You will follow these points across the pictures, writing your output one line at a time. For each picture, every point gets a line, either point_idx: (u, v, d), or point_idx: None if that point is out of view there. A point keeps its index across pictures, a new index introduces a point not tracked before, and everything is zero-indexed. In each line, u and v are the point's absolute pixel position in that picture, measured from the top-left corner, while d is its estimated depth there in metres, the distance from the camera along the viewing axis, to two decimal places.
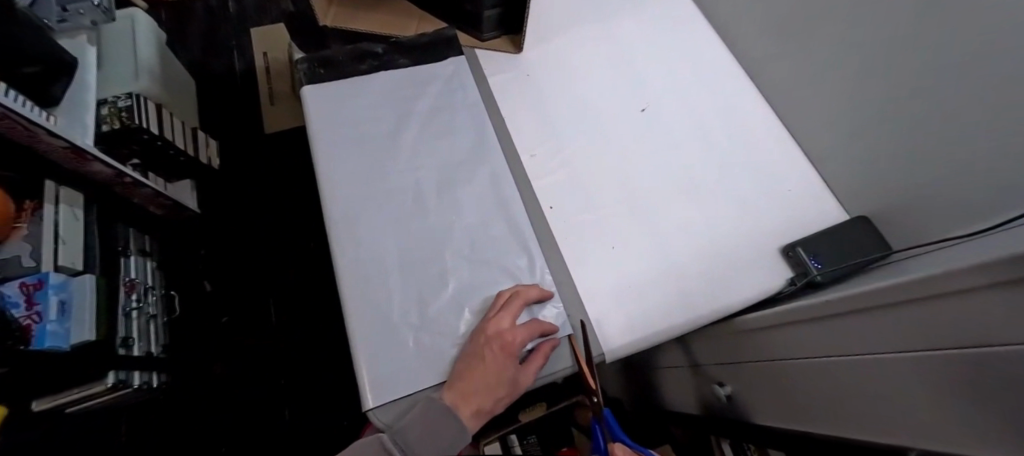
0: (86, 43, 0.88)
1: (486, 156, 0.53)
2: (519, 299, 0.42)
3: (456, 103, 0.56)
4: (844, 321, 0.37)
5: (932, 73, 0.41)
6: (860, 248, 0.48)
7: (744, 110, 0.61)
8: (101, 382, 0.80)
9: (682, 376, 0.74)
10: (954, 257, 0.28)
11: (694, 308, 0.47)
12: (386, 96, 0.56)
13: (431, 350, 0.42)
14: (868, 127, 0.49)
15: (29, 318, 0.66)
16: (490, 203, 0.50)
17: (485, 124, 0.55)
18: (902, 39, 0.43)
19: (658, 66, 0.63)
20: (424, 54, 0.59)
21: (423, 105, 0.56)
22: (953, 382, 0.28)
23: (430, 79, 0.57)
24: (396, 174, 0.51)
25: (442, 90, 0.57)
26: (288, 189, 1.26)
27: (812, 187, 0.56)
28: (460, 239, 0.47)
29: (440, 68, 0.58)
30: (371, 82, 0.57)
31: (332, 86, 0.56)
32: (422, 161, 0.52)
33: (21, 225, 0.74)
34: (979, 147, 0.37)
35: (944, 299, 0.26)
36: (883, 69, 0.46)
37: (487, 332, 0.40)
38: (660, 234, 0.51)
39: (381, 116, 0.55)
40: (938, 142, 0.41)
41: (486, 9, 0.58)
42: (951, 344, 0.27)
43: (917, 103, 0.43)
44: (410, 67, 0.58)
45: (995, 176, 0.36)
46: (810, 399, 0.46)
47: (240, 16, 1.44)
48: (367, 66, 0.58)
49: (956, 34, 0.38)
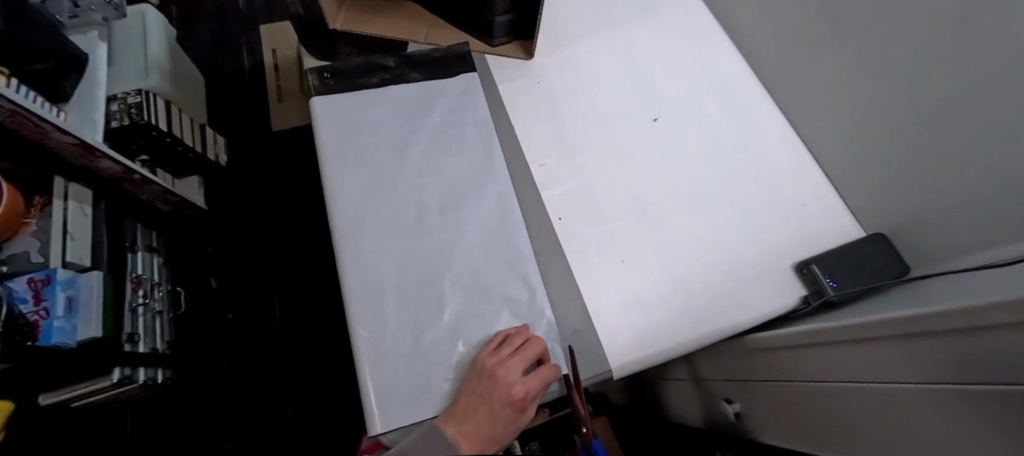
0: (96, 38, 0.88)
1: (496, 168, 0.53)
2: (533, 348, 0.40)
3: (465, 118, 0.56)
4: (868, 348, 0.35)
5: (949, 92, 0.40)
6: (876, 267, 0.47)
7: (758, 121, 0.60)
8: (107, 377, 0.80)
9: (694, 388, 0.74)
10: (978, 289, 0.27)
11: (705, 325, 0.46)
12: (397, 108, 0.56)
13: (434, 363, 0.42)
14: (885, 144, 0.48)
15: (37, 314, 0.67)
16: (501, 220, 0.49)
17: (491, 137, 0.55)
18: (913, 54, 0.43)
19: (671, 75, 0.62)
20: (436, 68, 0.58)
21: (433, 114, 0.55)
22: (996, 418, 0.26)
23: (441, 94, 0.57)
24: (403, 187, 0.51)
25: (452, 104, 0.56)
26: (295, 188, 1.27)
27: (827, 202, 0.55)
28: (469, 255, 0.47)
29: (452, 83, 0.58)
30: (381, 94, 0.56)
31: (344, 97, 0.56)
32: (432, 173, 0.52)
33: (31, 220, 0.74)
34: (985, 170, 0.37)
35: (976, 331, 0.25)
36: (894, 89, 0.45)
37: (499, 380, 0.37)
38: (670, 247, 0.50)
39: (390, 126, 0.54)
40: (954, 162, 0.40)
41: (497, 15, 0.57)
42: (997, 379, 0.25)
43: (929, 124, 0.42)
44: (421, 82, 0.58)
45: (1010, 199, 0.34)
46: (842, 421, 0.45)
47: (250, 12, 1.44)
48: (378, 79, 0.57)
49: (970, 54, 0.37)
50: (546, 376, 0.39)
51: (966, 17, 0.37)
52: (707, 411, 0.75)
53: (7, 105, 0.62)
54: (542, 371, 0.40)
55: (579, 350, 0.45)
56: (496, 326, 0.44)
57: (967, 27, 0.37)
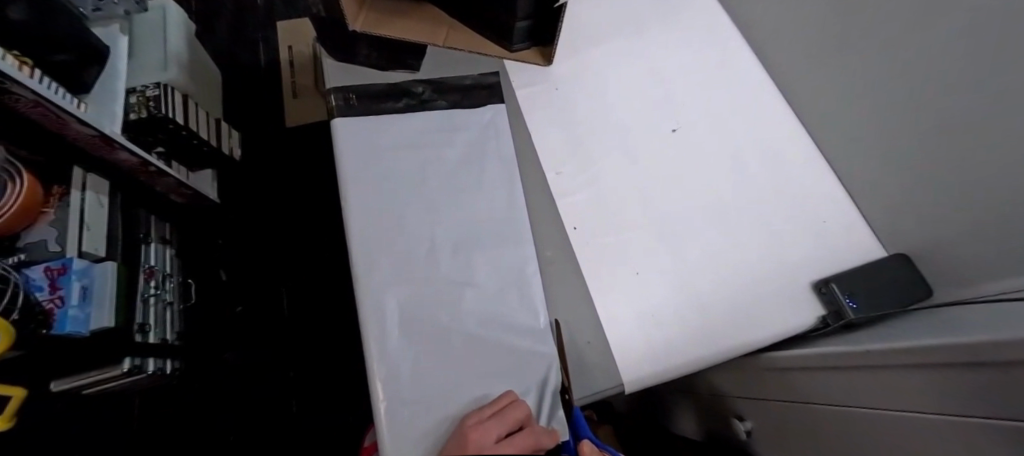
0: (118, 32, 0.90)
1: (514, 191, 0.51)
2: (512, 411, 0.36)
3: (489, 151, 0.53)
4: (880, 373, 0.35)
5: (964, 108, 0.39)
6: (900, 288, 0.46)
7: (778, 135, 0.59)
8: (118, 366, 0.81)
9: (707, 404, 0.73)
10: (1007, 320, 0.26)
11: (720, 341, 0.46)
12: (419, 134, 0.53)
13: (440, 370, 0.42)
14: (901, 158, 0.47)
15: (52, 302, 0.69)
16: (513, 236, 0.49)
17: (512, 164, 0.53)
18: (922, 71, 0.42)
19: (692, 85, 0.61)
20: (464, 96, 0.56)
21: (459, 138, 0.54)
22: (1007, 452, 0.26)
23: (465, 125, 0.55)
24: (422, 206, 0.49)
25: (477, 136, 0.54)
26: (308, 185, 1.27)
27: (848, 221, 0.54)
28: (483, 275, 0.46)
29: (478, 113, 0.56)
30: (406, 121, 0.54)
31: (364, 122, 0.53)
32: (449, 192, 0.51)
33: (49, 210, 0.75)
34: (992, 186, 0.37)
35: (993, 367, 0.24)
36: (909, 104, 0.45)
37: (470, 443, 0.33)
38: (684, 260, 0.50)
39: (411, 142, 0.53)
40: (969, 179, 0.39)
41: (519, 21, 0.51)
42: (1012, 415, 0.24)
43: (937, 141, 0.42)
44: (447, 110, 0.55)
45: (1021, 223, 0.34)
46: (844, 444, 0.45)
47: (267, 7, 1.45)
48: (403, 105, 0.55)
49: (975, 73, 0.37)
50: (525, 441, 0.33)
51: (973, 33, 0.37)
52: (718, 427, 0.74)
53: (30, 96, 0.62)
54: (524, 435, 0.34)
55: (590, 362, 0.45)
56: (507, 335, 0.44)
57: (976, 40, 0.36)
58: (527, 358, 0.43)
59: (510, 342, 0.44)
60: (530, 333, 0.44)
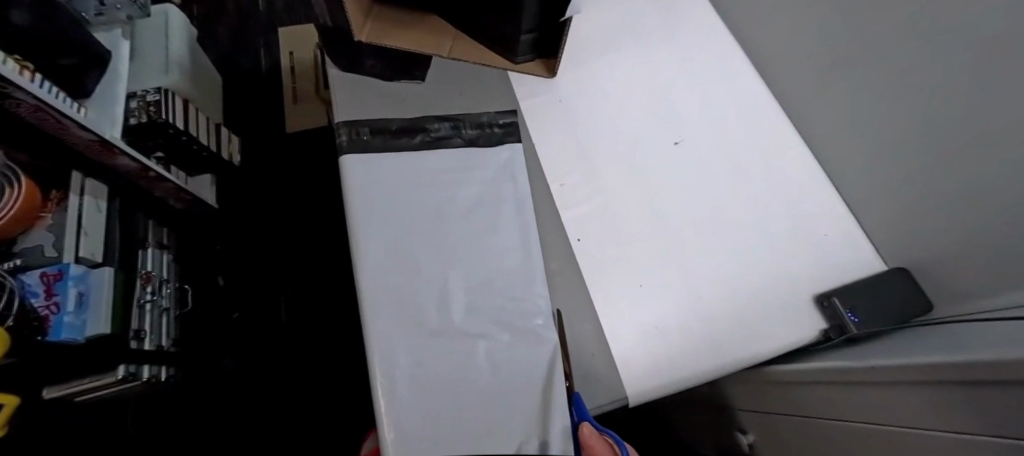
0: (121, 37, 0.90)
1: (526, 215, 0.50)
2: None
3: (505, 192, 0.51)
4: (881, 388, 0.36)
5: (959, 122, 0.39)
6: (901, 303, 0.47)
7: (778, 148, 0.60)
8: (113, 374, 0.81)
9: (713, 417, 0.73)
10: (1012, 338, 0.27)
11: (724, 354, 0.47)
12: (434, 172, 0.51)
13: (441, 369, 0.41)
14: (900, 162, 0.47)
15: (47, 309, 0.68)
16: (521, 245, 0.48)
17: (528, 209, 0.50)
18: (919, 86, 0.43)
19: (694, 98, 0.62)
20: (481, 135, 0.54)
21: (477, 176, 0.51)
22: None
23: (483, 163, 0.52)
24: (436, 251, 0.47)
25: (492, 178, 0.52)
26: (309, 191, 1.28)
27: (850, 234, 0.54)
28: (490, 293, 0.45)
29: (493, 153, 0.53)
30: (421, 159, 0.52)
31: (376, 161, 0.50)
32: (462, 231, 0.48)
33: (46, 215, 0.73)
34: (990, 197, 0.38)
35: (997, 386, 0.25)
36: (907, 117, 0.45)
37: None
38: (689, 272, 0.50)
39: (427, 180, 0.50)
40: (968, 192, 0.40)
41: (523, 34, 0.52)
42: (1015, 434, 0.24)
43: (937, 153, 0.42)
44: (463, 147, 0.53)
45: (1011, 233, 0.36)
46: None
47: (269, 14, 1.46)
48: (419, 141, 0.53)
49: (969, 87, 0.38)
50: None
51: (971, 40, 0.37)
52: (722, 440, 0.74)
53: (30, 100, 0.62)
54: None
55: (593, 373, 0.45)
56: (510, 338, 0.43)
57: (971, 56, 0.37)
58: (532, 359, 0.42)
59: (512, 344, 0.43)
60: (533, 333, 0.44)
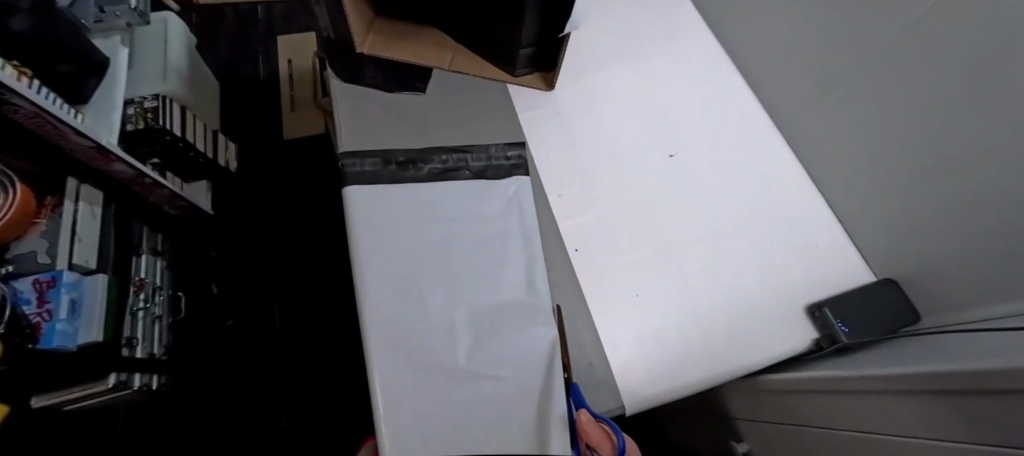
0: (120, 42, 0.90)
1: (533, 247, 0.47)
2: None
3: (512, 226, 0.48)
4: (872, 397, 0.37)
5: (944, 139, 0.41)
6: (889, 314, 0.48)
7: (770, 160, 0.61)
8: (102, 382, 0.79)
9: (709, 425, 0.73)
10: (997, 349, 0.28)
11: (719, 364, 0.47)
12: (445, 204, 0.48)
13: (436, 367, 0.38)
14: (887, 174, 0.49)
15: (39, 316, 0.66)
16: (522, 249, 0.46)
17: (536, 243, 0.47)
18: (906, 103, 0.45)
19: (688, 111, 0.64)
20: (491, 168, 0.51)
21: (486, 207, 0.48)
22: None
23: (490, 197, 0.49)
24: (442, 287, 0.43)
25: (500, 211, 0.48)
26: (306, 199, 1.28)
27: (840, 245, 0.56)
28: (490, 299, 0.43)
29: (501, 186, 0.50)
30: (429, 190, 0.48)
31: (380, 192, 0.47)
32: (466, 260, 0.45)
33: (41, 221, 0.72)
34: (974, 210, 0.39)
35: (987, 395, 0.25)
36: (898, 132, 0.46)
37: None
38: (684, 283, 0.51)
39: (434, 215, 0.47)
40: (953, 207, 0.41)
41: (522, 49, 0.53)
42: (1000, 442, 0.25)
43: (924, 168, 0.44)
44: (471, 181, 0.50)
45: (995, 245, 0.37)
46: None
47: (268, 22, 1.47)
48: (427, 174, 0.50)
49: (950, 106, 0.40)
50: None
51: (968, 51, 0.37)
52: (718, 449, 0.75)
53: (30, 106, 0.63)
54: None
55: (594, 383, 0.45)
56: (508, 334, 0.41)
57: (954, 75, 0.39)
58: (530, 354, 0.40)
59: (510, 340, 0.41)
60: (533, 328, 0.42)
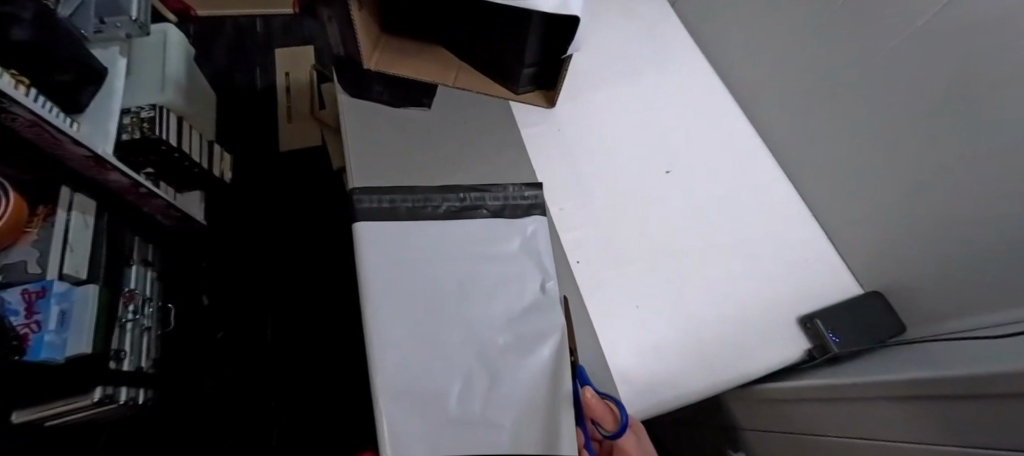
0: (118, 53, 0.90)
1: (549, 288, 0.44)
2: None
3: (528, 268, 0.45)
4: (864, 405, 0.38)
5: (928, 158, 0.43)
6: (877, 325, 0.50)
7: (762, 176, 0.64)
8: (88, 396, 0.73)
9: (708, 435, 0.74)
10: (985, 357, 0.29)
11: (717, 374, 0.49)
12: (466, 245, 0.46)
13: (439, 378, 0.38)
14: (873, 191, 0.52)
15: (27, 327, 0.65)
16: (533, 278, 0.45)
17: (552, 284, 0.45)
18: (890, 124, 0.47)
19: (683, 129, 0.66)
20: (509, 206, 0.49)
21: (505, 249, 0.46)
22: None
23: (506, 237, 0.47)
24: (455, 327, 0.41)
25: (517, 253, 0.46)
26: (303, 210, 1.28)
27: (830, 258, 0.58)
28: (499, 326, 0.41)
29: (518, 226, 0.48)
30: (446, 231, 0.46)
31: (390, 231, 0.45)
32: (483, 297, 0.43)
33: (32, 231, 0.70)
34: (968, 224, 0.41)
35: (978, 398, 0.27)
36: (884, 151, 0.49)
37: None
38: (683, 295, 0.53)
39: (450, 253, 0.45)
40: (942, 222, 0.43)
41: (525, 68, 0.55)
42: (990, 444, 0.26)
43: (912, 186, 0.46)
44: (488, 220, 0.48)
45: (995, 246, 0.38)
46: None
47: (266, 35, 1.48)
48: (444, 211, 0.48)
49: (934, 128, 0.42)
50: None
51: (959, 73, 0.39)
52: None
53: (26, 115, 0.62)
54: None
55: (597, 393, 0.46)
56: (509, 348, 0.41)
57: (935, 98, 0.41)
58: (530, 364, 0.40)
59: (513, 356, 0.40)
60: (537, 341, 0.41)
